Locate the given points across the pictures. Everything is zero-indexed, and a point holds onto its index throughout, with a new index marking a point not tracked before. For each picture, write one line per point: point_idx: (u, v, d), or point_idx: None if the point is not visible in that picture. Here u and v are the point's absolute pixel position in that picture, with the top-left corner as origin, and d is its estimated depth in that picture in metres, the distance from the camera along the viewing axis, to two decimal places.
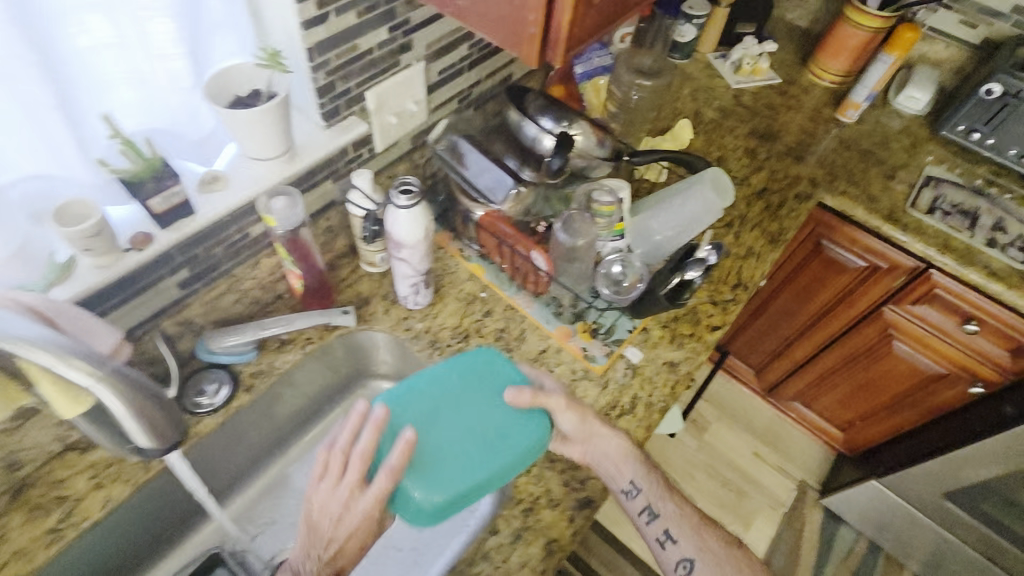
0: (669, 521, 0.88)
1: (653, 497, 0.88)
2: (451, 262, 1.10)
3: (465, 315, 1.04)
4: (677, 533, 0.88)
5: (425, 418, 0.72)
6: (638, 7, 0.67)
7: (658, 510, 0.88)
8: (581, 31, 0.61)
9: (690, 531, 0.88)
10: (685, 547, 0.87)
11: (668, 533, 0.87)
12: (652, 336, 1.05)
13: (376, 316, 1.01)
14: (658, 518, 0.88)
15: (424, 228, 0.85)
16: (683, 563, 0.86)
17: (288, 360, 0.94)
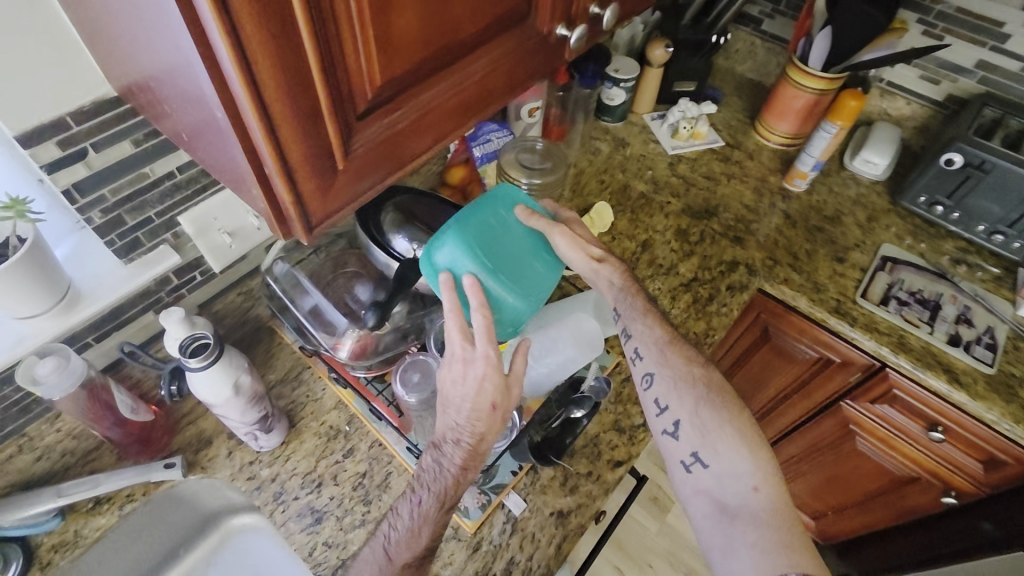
0: (683, 410, 0.76)
1: (652, 348, 0.81)
2: (317, 386, 0.96)
3: (323, 456, 0.90)
4: (682, 394, 0.77)
5: (497, 253, 0.72)
6: (425, 153, 0.56)
7: (648, 359, 0.80)
8: (332, 203, 0.50)
9: (698, 404, 0.75)
10: (694, 437, 0.74)
11: (673, 421, 0.76)
12: (541, 479, 0.88)
13: (215, 461, 0.88)
14: (668, 411, 0.77)
15: (230, 385, 0.74)
16: (691, 456, 0.74)
17: (99, 526, 0.83)
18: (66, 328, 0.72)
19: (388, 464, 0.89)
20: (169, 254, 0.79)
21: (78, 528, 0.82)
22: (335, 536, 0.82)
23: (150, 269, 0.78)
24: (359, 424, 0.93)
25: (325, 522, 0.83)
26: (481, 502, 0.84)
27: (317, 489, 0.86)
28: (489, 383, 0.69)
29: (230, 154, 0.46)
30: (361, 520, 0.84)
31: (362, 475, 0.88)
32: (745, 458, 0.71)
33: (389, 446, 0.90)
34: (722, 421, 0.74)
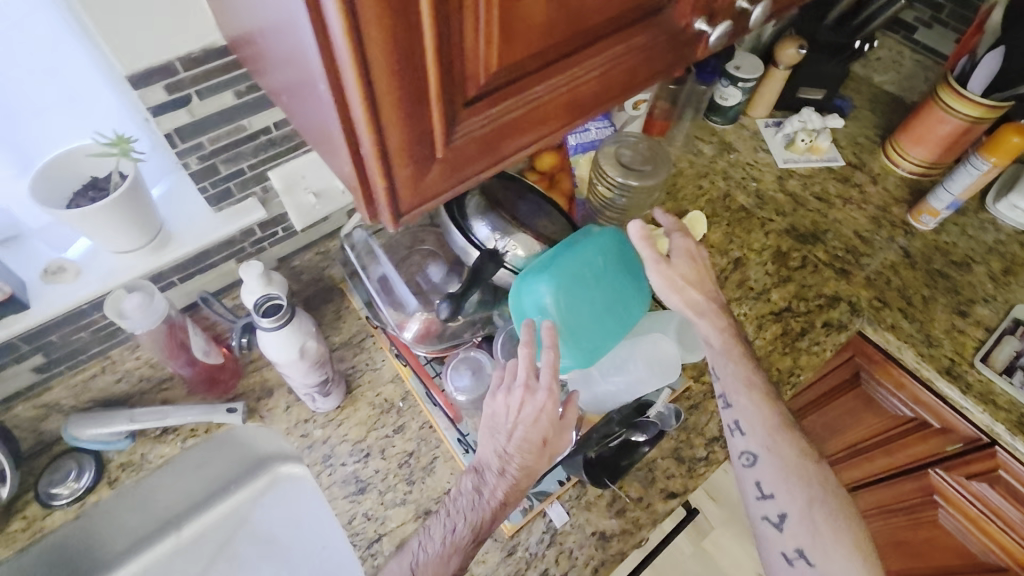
0: (793, 504, 0.73)
1: (760, 433, 0.76)
2: (378, 356, 0.96)
3: (374, 427, 0.90)
4: (796, 489, 0.73)
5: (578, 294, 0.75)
6: (524, 149, 0.51)
7: (746, 432, 0.77)
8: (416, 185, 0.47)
9: (816, 500, 0.73)
10: (801, 532, 0.71)
11: (778, 512, 0.73)
12: (589, 496, 0.84)
13: (273, 413, 0.90)
14: (772, 501, 0.74)
15: (296, 348, 0.76)
16: (795, 551, 0.71)
17: (162, 453, 0.87)
18: (153, 268, 0.75)
19: (436, 447, 0.88)
20: (256, 208, 0.80)
21: (145, 453, 0.87)
22: (375, 509, 0.83)
23: (235, 220, 0.79)
24: (413, 401, 0.92)
25: (368, 493, 0.85)
26: (524, 506, 0.81)
27: (365, 459, 0.87)
28: (546, 417, 0.70)
29: (328, 125, 0.44)
30: (402, 499, 0.84)
31: (409, 454, 0.88)
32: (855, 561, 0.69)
33: (438, 430, 0.89)
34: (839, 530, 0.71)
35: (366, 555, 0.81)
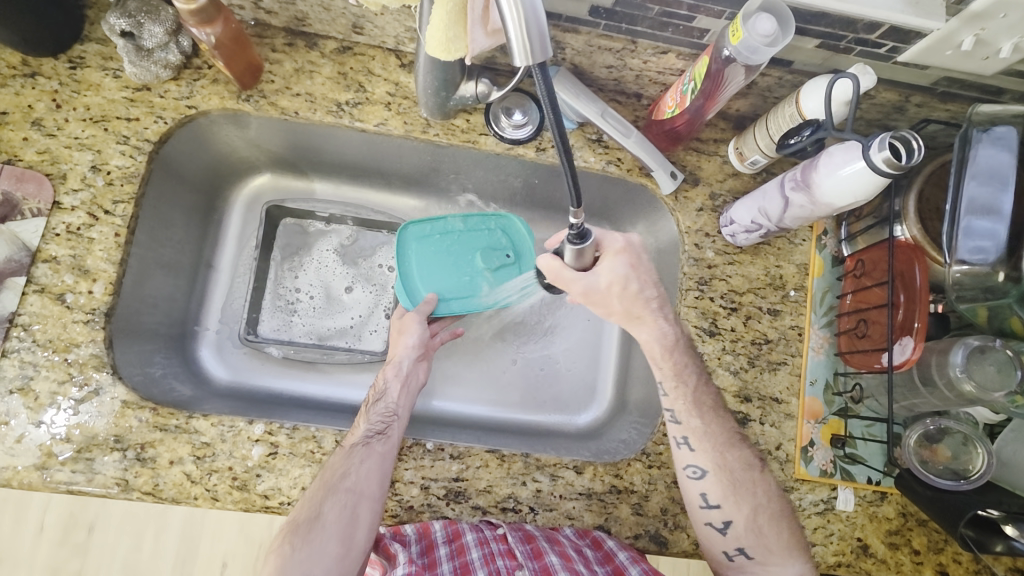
0: (739, 516, 0.73)
1: (710, 447, 0.73)
2: (802, 234, 0.84)
3: (755, 293, 0.83)
4: (743, 501, 0.73)
5: None
6: None
7: (696, 448, 0.73)
8: None
9: (761, 511, 0.73)
10: (747, 537, 0.72)
11: (724, 519, 0.73)
12: (880, 507, 0.79)
13: (687, 205, 0.83)
14: (719, 512, 0.73)
15: (855, 199, 0.63)
16: (736, 550, 0.73)
17: (586, 161, 0.83)
18: (805, 5, 0.62)
19: (791, 354, 0.82)
20: (941, 14, 0.62)
21: (574, 147, 0.83)
22: (710, 357, 0.81)
23: (919, 16, 0.62)
24: (802, 300, 0.83)
25: (712, 339, 0.81)
26: (825, 468, 0.79)
27: (730, 312, 0.82)
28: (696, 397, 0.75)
29: None
30: (735, 370, 0.81)
31: (765, 340, 0.82)
32: (796, 560, 0.72)
33: (805, 345, 0.82)
34: (779, 533, 0.72)
35: None
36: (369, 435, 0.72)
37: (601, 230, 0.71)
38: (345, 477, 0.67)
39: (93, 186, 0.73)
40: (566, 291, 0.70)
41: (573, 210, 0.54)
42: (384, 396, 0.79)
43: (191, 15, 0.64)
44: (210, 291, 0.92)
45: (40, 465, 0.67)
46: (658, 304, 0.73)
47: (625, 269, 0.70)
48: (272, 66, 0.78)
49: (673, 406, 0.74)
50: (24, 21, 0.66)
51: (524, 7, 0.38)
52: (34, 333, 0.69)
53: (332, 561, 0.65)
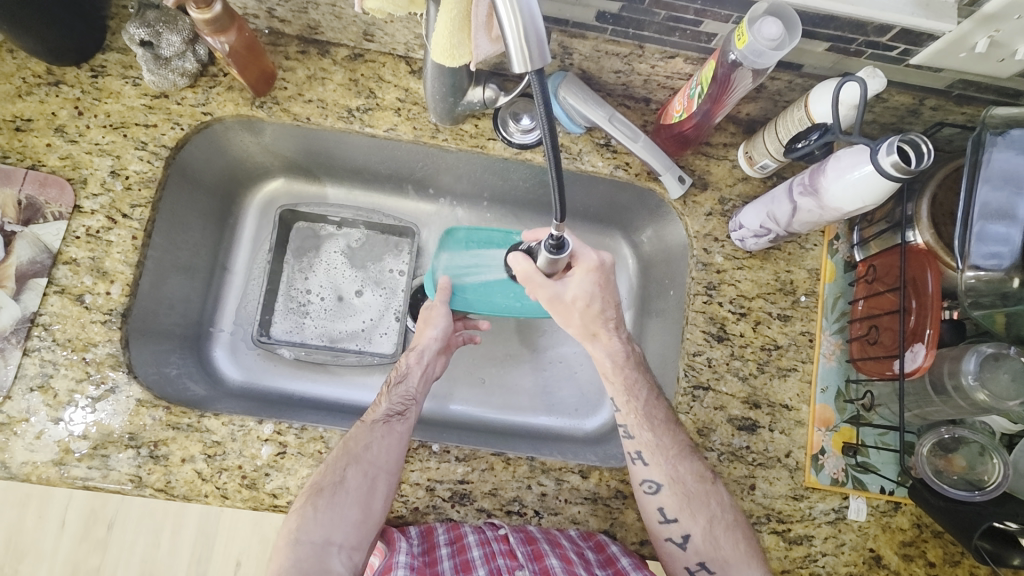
0: (696, 528, 0.72)
1: (662, 460, 0.73)
2: (814, 239, 0.83)
3: (765, 298, 0.82)
4: (698, 513, 0.72)
5: None
6: None
7: (650, 462, 0.73)
8: None
9: (717, 523, 0.72)
10: (705, 550, 0.72)
11: (682, 533, 0.73)
12: (894, 518, 0.78)
13: (696, 209, 0.83)
14: (677, 525, 0.73)
15: (863, 203, 0.62)
16: (698, 565, 0.73)
17: (594, 165, 0.83)
18: (813, 8, 0.62)
19: (801, 360, 0.80)
20: (953, 16, 0.61)
21: (582, 151, 0.83)
22: (718, 363, 0.80)
23: (930, 18, 0.61)
24: (814, 305, 0.81)
25: (720, 344, 0.80)
26: (836, 477, 0.78)
27: (739, 317, 0.81)
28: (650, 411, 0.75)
29: None
30: (743, 376, 0.80)
31: (775, 346, 0.81)
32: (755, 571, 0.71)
33: (816, 351, 0.80)
34: (736, 544, 0.71)
35: (688, 392, 0.79)
36: (389, 414, 0.75)
37: (579, 242, 0.72)
38: (367, 449, 0.70)
39: (111, 191, 0.75)
40: (533, 294, 0.72)
41: (557, 224, 0.58)
42: (405, 379, 0.80)
43: (206, 24, 0.66)
44: (225, 293, 0.94)
45: (58, 461, 0.69)
46: (615, 322, 0.75)
47: (591, 287, 0.72)
48: (285, 74, 0.80)
49: (626, 420, 0.76)
50: (47, 31, 0.69)
51: (522, 13, 0.38)
52: (54, 333, 0.71)
53: (351, 526, 0.68)
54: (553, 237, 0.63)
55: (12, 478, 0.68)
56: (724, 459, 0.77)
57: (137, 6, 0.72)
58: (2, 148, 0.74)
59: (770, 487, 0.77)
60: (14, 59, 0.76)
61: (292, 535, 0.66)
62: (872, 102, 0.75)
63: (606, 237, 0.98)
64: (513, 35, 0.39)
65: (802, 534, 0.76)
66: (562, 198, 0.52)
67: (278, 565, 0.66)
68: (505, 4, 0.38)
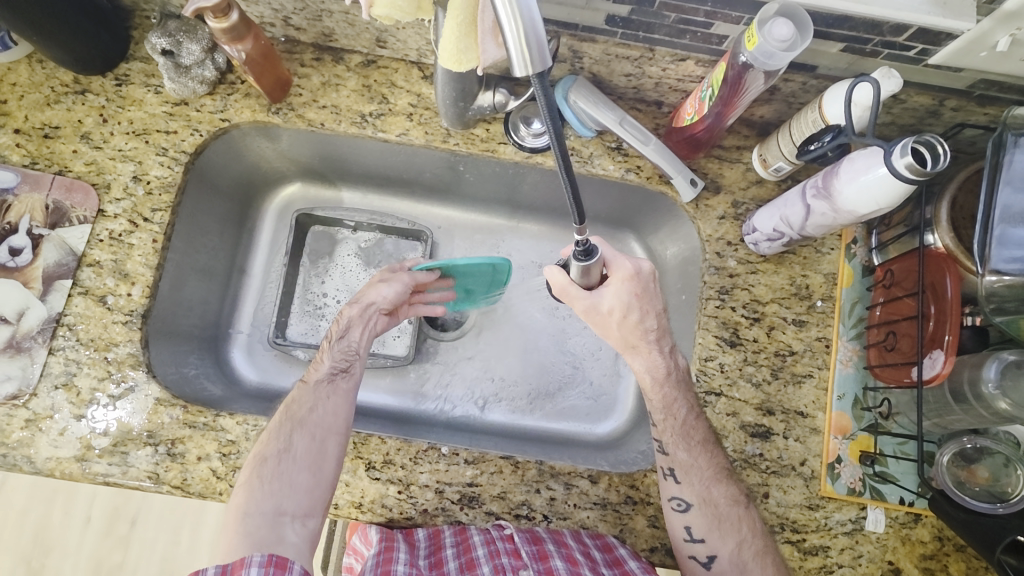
0: (724, 551, 0.71)
1: (696, 480, 0.72)
2: (830, 243, 0.81)
3: (780, 302, 0.80)
4: (728, 535, 0.71)
5: None
6: None
7: (682, 480, 0.73)
8: None
9: (746, 547, 0.71)
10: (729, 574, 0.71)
11: (708, 554, 0.72)
12: (914, 531, 0.75)
13: (708, 213, 0.82)
14: (704, 546, 0.72)
15: (879, 205, 0.61)
16: None
17: (605, 168, 0.83)
18: (825, 8, 0.61)
19: (817, 366, 0.79)
20: (972, 15, 0.60)
21: (593, 155, 0.83)
22: (730, 369, 0.79)
23: (948, 17, 0.60)
24: (830, 310, 0.80)
25: (733, 350, 0.79)
26: (853, 486, 0.76)
27: (752, 322, 0.80)
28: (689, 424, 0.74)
29: None
30: (757, 382, 0.79)
31: (790, 352, 0.79)
32: None
33: (832, 358, 0.78)
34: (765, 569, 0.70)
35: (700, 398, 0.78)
36: (332, 373, 0.75)
37: (613, 251, 0.71)
38: (311, 413, 0.71)
39: (133, 196, 0.77)
40: (569, 306, 0.71)
41: (577, 226, 0.55)
42: (347, 334, 0.78)
43: (223, 33, 0.67)
44: (242, 296, 0.95)
45: (80, 457, 0.71)
46: (656, 334, 0.73)
47: (628, 297, 0.70)
48: (300, 80, 0.82)
49: (662, 437, 0.74)
50: (73, 42, 0.71)
51: (522, 17, 0.39)
52: (77, 333, 0.74)
53: (302, 492, 0.67)
54: (580, 244, 0.62)
55: (37, 473, 0.70)
56: (736, 466, 0.76)
57: (159, 16, 0.75)
58: (31, 155, 0.77)
59: (784, 495, 0.76)
60: (44, 70, 0.79)
61: (241, 508, 0.66)
62: (890, 104, 0.73)
63: (619, 241, 0.98)
64: (513, 35, 0.39)
65: (818, 544, 0.75)
66: (579, 207, 0.51)
67: (226, 542, 0.65)
68: (505, 9, 0.38)
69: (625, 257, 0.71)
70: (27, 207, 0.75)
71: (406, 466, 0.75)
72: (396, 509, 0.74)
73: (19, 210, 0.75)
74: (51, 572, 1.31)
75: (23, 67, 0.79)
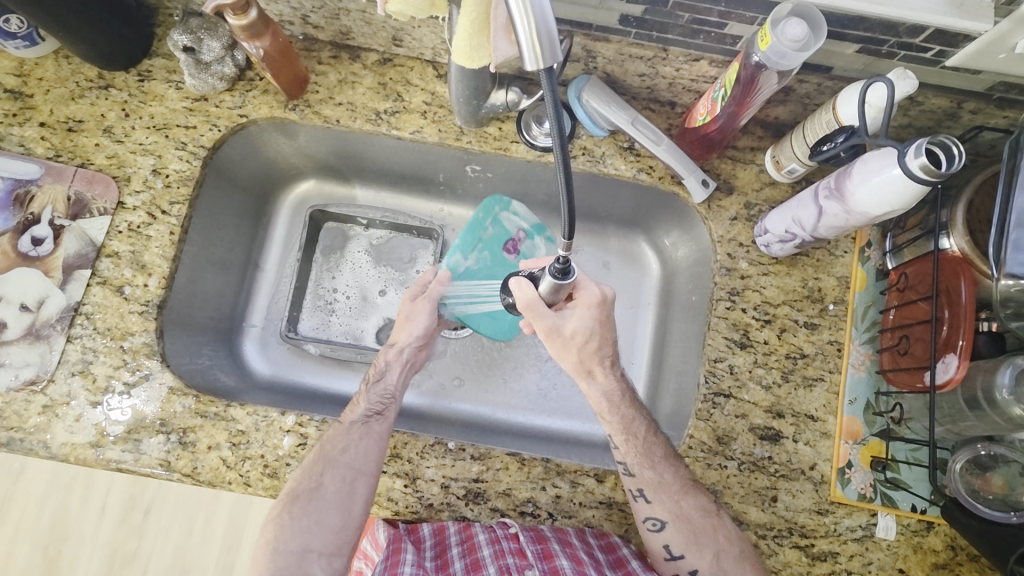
0: (704, 564, 0.71)
1: (665, 497, 0.71)
2: (844, 247, 0.81)
3: (791, 304, 0.80)
4: (706, 548, 0.70)
5: None
6: None
7: (653, 500, 0.72)
8: None
9: (725, 557, 0.69)
10: None
11: (691, 568, 0.72)
12: (926, 539, 0.74)
13: (720, 214, 0.82)
14: (685, 561, 0.72)
15: (892, 207, 0.61)
16: None
17: (617, 168, 0.83)
18: (840, 8, 0.61)
19: (829, 370, 0.78)
20: (990, 15, 0.59)
21: (605, 155, 0.83)
22: (741, 370, 0.78)
23: (965, 18, 0.59)
24: (843, 314, 0.79)
25: (744, 351, 0.79)
26: (864, 492, 0.75)
27: (763, 324, 0.79)
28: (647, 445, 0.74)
29: None
30: (767, 385, 0.78)
31: (801, 355, 0.78)
32: None
33: (844, 362, 0.78)
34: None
35: (709, 399, 0.78)
36: (367, 414, 0.75)
37: (582, 275, 0.72)
38: (342, 454, 0.70)
39: (152, 188, 0.79)
40: (533, 322, 0.70)
41: (564, 241, 0.54)
42: (384, 376, 0.81)
43: (243, 30, 0.69)
44: (256, 291, 0.97)
45: (95, 443, 0.72)
46: (611, 360, 0.75)
47: (592, 323, 0.71)
48: (317, 78, 0.83)
49: (624, 458, 0.74)
50: (98, 38, 0.73)
51: (533, 12, 0.39)
52: (95, 322, 0.75)
53: (330, 531, 0.70)
54: (561, 262, 0.60)
55: (53, 457, 0.72)
56: (744, 469, 0.76)
57: (182, 14, 0.76)
58: (55, 147, 0.79)
59: (793, 499, 0.75)
60: (70, 65, 0.81)
61: (272, 544, 0.69)
62: (906, 106, 0.73)
63: (630, 243, 0.98)
64: (525, 30, 0.40)
65: (826, 550, 0.74)
66: (571, 215, 0.50)
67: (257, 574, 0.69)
68: (518, 5, 0.39)
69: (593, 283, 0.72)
70: (50, 198, 0.77)
71: (412, 461, 0.75)
72: (402, 502, 0.74)
73: (42, 200, 0.77)
74: (66, 559, 1.33)
75: (50, 62, 0.81)
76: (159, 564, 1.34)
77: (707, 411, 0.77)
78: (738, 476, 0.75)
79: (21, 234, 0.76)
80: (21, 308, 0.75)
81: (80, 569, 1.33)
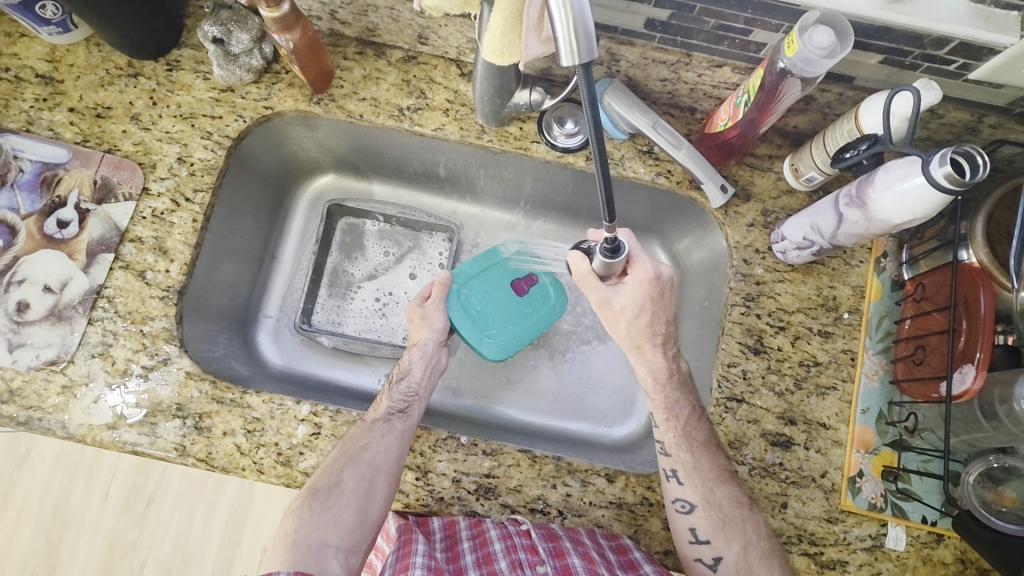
0: (730, 552, 0.71)
1: (700, 481, 0.72)
2: (860, 256, 0.81)
3: (806, 311, 0.80)
4: (733, 538, 0.71)
5: None
6: None
7: (684, 482, 0.72)
8: None
9: (752, 550, 0.70)
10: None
11: (714, 556, 0.72)
12: (937, 551, 0.74)
13: (737, 219, 0.82)
14: (709, 547, 0.71)
15: (913, 216, 0.61)
16: None
17: (635, 171, 0.84)
18: (867, 18, 0.61)
19: (842, 379, 0.78)
20: (1015, 30, 0.60)
21: (624, 157, 0.84)
22: (754, 376, 0.78)
23: (990, 30, 0.60)
24: (857, 323, 0.79)
25: (758, 357, 0.79)
26: (875, 501, 0.75)
27: (777, 331, 0.80)
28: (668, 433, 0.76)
29: None
30: (780, 391, 0.78)
31: (814, 363, 0.79)
32: None
33: (857, 371, 0.78)
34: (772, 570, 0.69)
35: (721, 403, 0.78)
36: (388, 412, 0.76)
37: (638, 248, 0.73)
38: (363, 450, 0.70)
39: (177, 176, 0.80)
40: (584, 293, 0.74)
41: (609, 224, 0.56)
42: (408, 375, 0.82)
43: (274, 22, 0.70)
44: (272, 282, 0.97)
45: (111, 425, 0.73)
46: (662, 338, 0.75)
47: (642, 299, 0.73)
48: (342, 73, 0.84)
49: (664, 437, 0.75)
50: (131, 26, 0.75)
51: (572, 9, 0.40)
52: (116, 305, 0.76)
53: (348, 527, 0.70)
54: (608, 240, 0.62)
55: (70, 438, 0.72)
56: (755, 475, 0.76)
57: (212, 6, 0.78)
58: (83, 133, 0.80)
59: (803, 507, 0.75)
60: (100, 52, 0.82)
61: (291, 539, 0.69)
62: (927, 118, 0.73)
63: (643, 247, 0.98)
64: (561, 24, 0.41)
65: (836, 558, 0.74)
66: (610, 199, 0.51)
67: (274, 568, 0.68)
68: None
69: (648, 259, 0.72)
70: (77, 181, 0.78)
71: (425, 454, 0.76)
72: (413, 495, 0.75)
73: (68, 184, 0.78)
74: (67, 546, 1.33)
75: (81, 49, 0.82)
76: (159, 555, 1.34)
77: (720, 415, 0.77)
78: (749, 480, 0.75)
79: (47, 216, 0.77)
80: (45, 289, 0.76)
81: (80, 557, 1.33)
